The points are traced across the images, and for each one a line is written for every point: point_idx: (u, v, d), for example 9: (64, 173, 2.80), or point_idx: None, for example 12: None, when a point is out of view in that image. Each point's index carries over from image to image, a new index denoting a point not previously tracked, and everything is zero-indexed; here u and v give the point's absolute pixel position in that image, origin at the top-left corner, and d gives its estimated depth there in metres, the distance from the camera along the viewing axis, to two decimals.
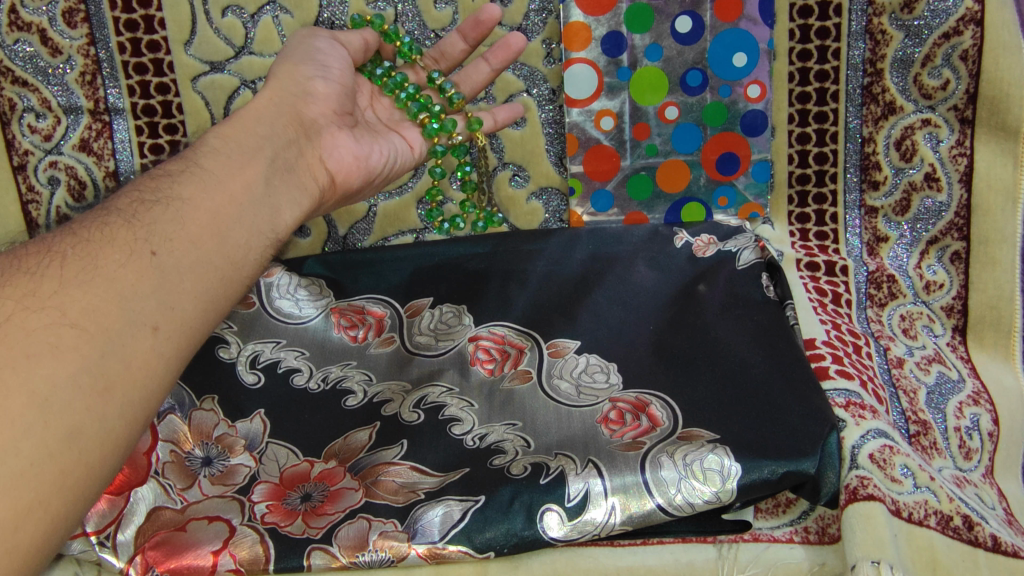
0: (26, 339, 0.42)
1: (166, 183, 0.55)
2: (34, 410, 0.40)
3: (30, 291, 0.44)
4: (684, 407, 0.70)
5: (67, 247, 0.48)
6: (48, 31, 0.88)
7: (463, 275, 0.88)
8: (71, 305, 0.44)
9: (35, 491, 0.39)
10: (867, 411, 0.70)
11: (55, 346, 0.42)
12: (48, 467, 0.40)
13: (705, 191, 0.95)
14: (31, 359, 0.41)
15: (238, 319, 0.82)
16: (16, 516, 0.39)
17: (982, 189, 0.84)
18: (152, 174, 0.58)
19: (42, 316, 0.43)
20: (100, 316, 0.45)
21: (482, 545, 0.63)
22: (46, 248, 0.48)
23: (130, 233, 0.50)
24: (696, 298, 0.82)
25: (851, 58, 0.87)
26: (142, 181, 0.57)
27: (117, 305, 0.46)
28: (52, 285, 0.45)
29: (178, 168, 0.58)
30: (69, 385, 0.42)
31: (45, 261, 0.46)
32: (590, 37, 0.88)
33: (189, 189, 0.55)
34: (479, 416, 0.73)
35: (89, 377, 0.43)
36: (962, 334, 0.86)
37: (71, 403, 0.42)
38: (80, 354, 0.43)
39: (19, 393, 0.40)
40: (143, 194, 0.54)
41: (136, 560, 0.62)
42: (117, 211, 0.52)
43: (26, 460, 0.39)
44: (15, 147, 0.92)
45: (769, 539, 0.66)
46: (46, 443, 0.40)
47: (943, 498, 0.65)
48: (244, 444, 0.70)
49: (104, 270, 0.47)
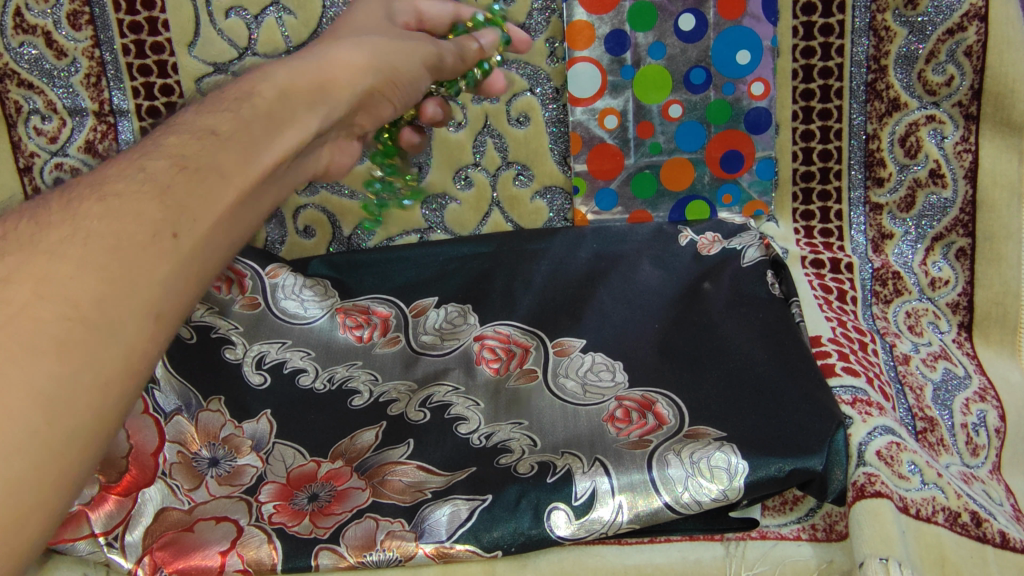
0: (31, 332, 0.36)
1: (208, 149, 0.49)
2: (38, 409, 0.35)
3: (43, 276, 0.38)
4: (690, 406, 0.70)
5: (92, 220, 0.41)
6: (52, 34, 0.88)
7: (468, 274, 0.89)
8: (84, 295, 0.38)
9: (35, 496, 0.34)
10: (874, 408, 0.70)
11: (63, 341, 0.37)
12: (46, 471, 0.35)
13: (709, 189, 0.95)
14: (33, 354, 0.35)
15: (244, 320, 0.82)
16: (15, 519, 0.33)
17: (987, 184, 0.84)
18: (190, 132, 0.50)
19: (53, 306, 0.37)
20: (113, 307, 0.39)
21: (490, 544, 0.63)
22: (70, 221, 0.41)
23: (158, 207, 0.44)
24: (702, 296, 0.82)
25: (855, 55, 0.87)
26: (178, 142, 0.49)
27: (128, 293, 0.40)
28: (69, 268, 0.39)
29: (231, 132, 0.51)
30: (73, 382, 0.36)
31: (67, 240, 0.40)
32: (593, 36, 0.88)
33: (227, 163, 0.49)
34: (485, 416, 0.73)
35: (92, 373, 0.38)
36: (968, 330, 0.86)
37: (77, 399, 0.37)
38: (85, 349, 0.37)
39: (23, 392, 0.34)
40: (183, 159, 0.47)
41: (144, 561, 0.62)
42: (152, 179, 0.45)
43: (27, 462, 0.34)
44: (21, 149, 0.92)
45: (776, 537, 0.65)
46: (46, 446, 0.35)
47: (951, 495, 0.65)
48: (250, 444, 0.70)
49: (125, 253, 0.41)
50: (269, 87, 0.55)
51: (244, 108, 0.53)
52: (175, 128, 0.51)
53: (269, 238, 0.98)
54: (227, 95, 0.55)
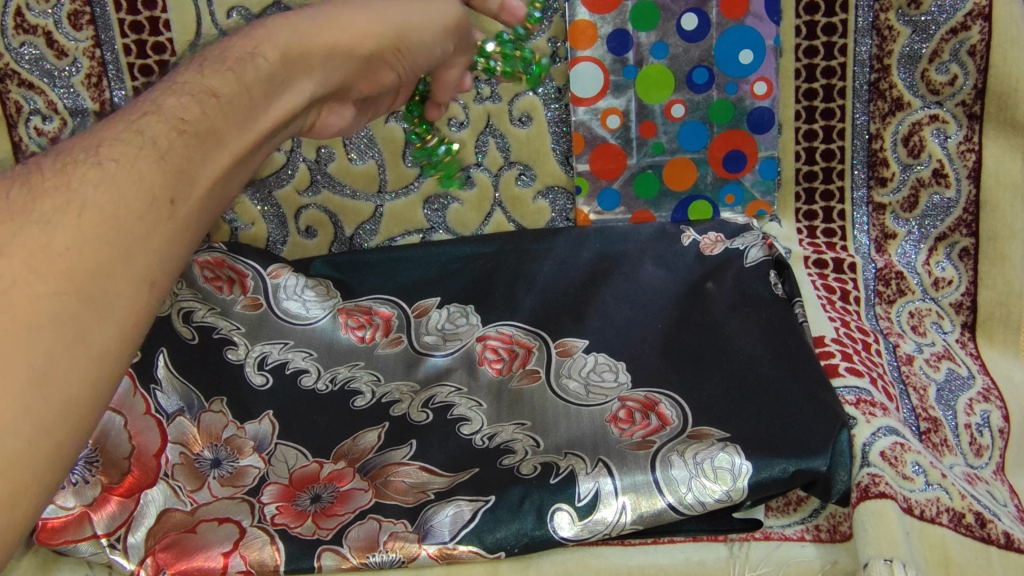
0: (28, 307, 0.34)
1: (209, 112, 0.45)
2: (32, 387, 0.33)
3: (39, 247, 0.35)
4: (694, 406, 0.70)
5: (89, 187, 0.38)
6: (53, 34, 0.88)
7: (471, 274, 0.89)
8: (80, 267, 0.36)
9: (29, 467, 0.33)
10: (878, 408, 0.70)
11: (59, 317, 0.34)
12: (43, 444, 0.33)
13: (712, 189, 0.95)
14: (31, 330, 0.33)
15: (246, 320, 0.82)
16: (14, 493, 0.32)
17: (990, 184, 0.84)
18: (187, 92, 0.46)
19: (51, 282, 0.35)
20: (108, 281, 0.37)
21: (493, 545, 0.62)
22: (65, 185, 0.38)
23: (159, 172, 0.41)
24: (704, 296, 0.82)
25: (857, 54, 0.87)
26: (178, 103, 0.44)
27: (123, 266, 0.38)
28: (66, 239, 0.36)
29: (232, 94, 0.47)
30: (67, 357, 0.34)
31: (62, 210, 0.37)
32: (596, 35, 0.88)
33: (225, 127, 0.46)
34: (488, 417, 0.73)
35: (87, 347, 0.35)
36: (972, 330, 0.86)
37: (72, 374, 0.34)
38: (81, 324, 0.35)
39: (20, 366, 0.32)
40: (183, 123, 0.44)
41: (147, 562, 0.62)
42: (151, 143, 0.42)
43: (19, 439, 0.32)
44: (22, 150, 0.91)
45: (780, 537, 0.65)
46: (42, 420, 0.33)
47: (956, 495, 0.65)
48: (253, 445, 0.70)
49: (123, 225, 0.38)
50: (272, 46, 0.50)
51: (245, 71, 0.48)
52: (172, 85, 0.47)
53: (270, 238, 0.98)
54: (228, 52, 0.49)
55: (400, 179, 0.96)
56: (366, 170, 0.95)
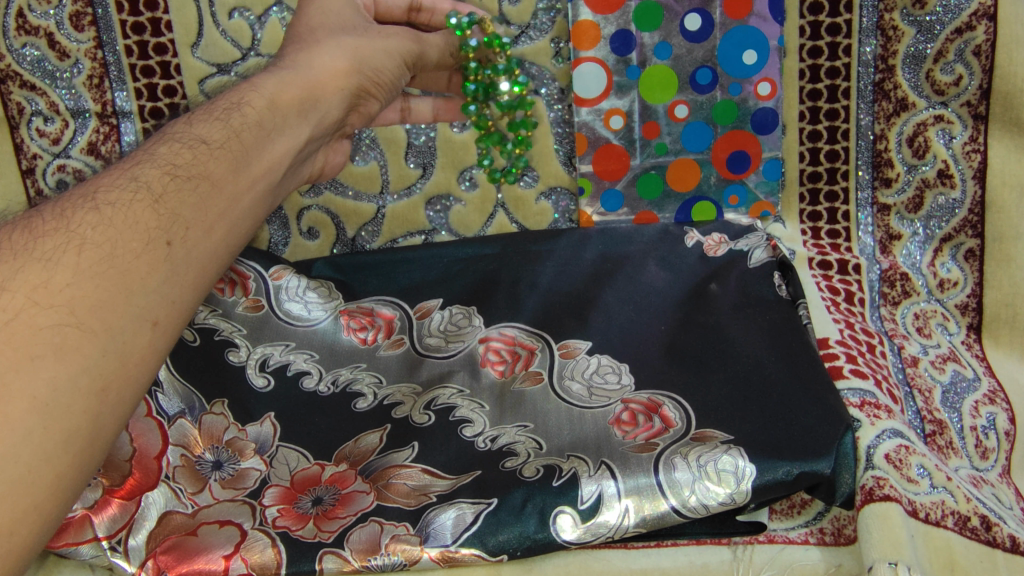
0: (30, 338, 0.40)
1: (200, 157, 0.55)
2: (35, 414, 0.38)
3: (40, 284, 0.42)
4: (696, 408, 0.69)
5: (87, 228, 0.46)
6: (55, 35, 0.88)
7: (474, 275, 0.88)
8: (81, 301, 0.42)
9: (32, 494, 0.38)
10: (882, 411, 0.70)
11: (61, 347, 0.40)
12: (44, 470, 0.38)
13: (716, 190, 0.94)
14: (34, 360, 0.39)
15: (247, 322, 0.82)
16: (14, 517, 0.37)
17: (995, 184, 0.84)
18: (179, 141, 0.56)
19: (53, 315, 0.41)
20: (108, 314, 0.43)
21: (495, 548, 0.62)
22: (64, 228, 0.46)
23: (153, 216, 0.49)
24: (707, 297, 0.82)
25: (862, 55, 0.86)
26: (170, 151, 0.55)
27: (124, 300, 0.44)
28: (66, 275, 0.43)
29: (222, 140, 0.57)
30: (69, 386, 0.40)
31: (62, 248, 0.44)
32: (599, 36, 0.88)
33: (218, 173, 0.55)
34: (490, 418, 0.73)
35: (88, 377, 0.41)
36: (977, 332, 0.85)
37: (74, 403, 0.40)
38: (82, 354, 0.41)
39: (21, 398, 0.38)
40: (175, 168, 0.53)
41: (147, 564, 0.62)
42: (145, 186, 0.51)
43: (24, 463, 0.37)
44: (24, 151, 0.91)
45: (784, 540, 0.65)
46: (43, 447, 0.38)
47: (961, 498, 0.64)
48: (254, 448, 0.70)
49: (119, 261, 0.45)
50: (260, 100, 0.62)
51: (231, 119, 0.60)
52: (166, 138, 0.57)
53: (271, 240, 0.97)
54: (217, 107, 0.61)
55: (403, 179, 0.96)
56: (367, 172, 0.95)
